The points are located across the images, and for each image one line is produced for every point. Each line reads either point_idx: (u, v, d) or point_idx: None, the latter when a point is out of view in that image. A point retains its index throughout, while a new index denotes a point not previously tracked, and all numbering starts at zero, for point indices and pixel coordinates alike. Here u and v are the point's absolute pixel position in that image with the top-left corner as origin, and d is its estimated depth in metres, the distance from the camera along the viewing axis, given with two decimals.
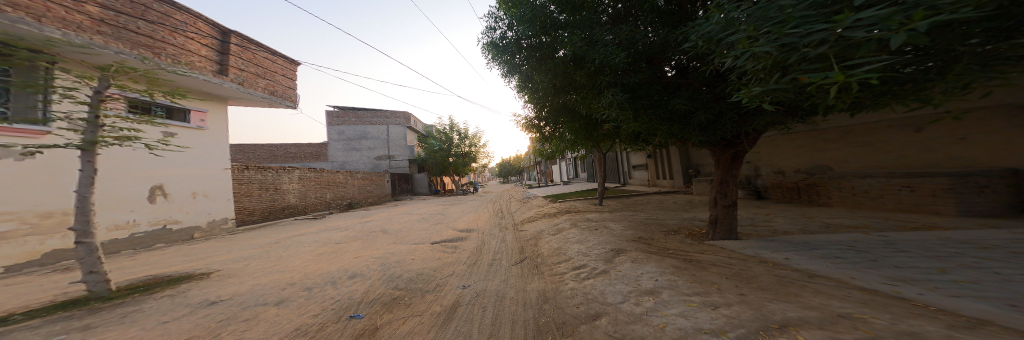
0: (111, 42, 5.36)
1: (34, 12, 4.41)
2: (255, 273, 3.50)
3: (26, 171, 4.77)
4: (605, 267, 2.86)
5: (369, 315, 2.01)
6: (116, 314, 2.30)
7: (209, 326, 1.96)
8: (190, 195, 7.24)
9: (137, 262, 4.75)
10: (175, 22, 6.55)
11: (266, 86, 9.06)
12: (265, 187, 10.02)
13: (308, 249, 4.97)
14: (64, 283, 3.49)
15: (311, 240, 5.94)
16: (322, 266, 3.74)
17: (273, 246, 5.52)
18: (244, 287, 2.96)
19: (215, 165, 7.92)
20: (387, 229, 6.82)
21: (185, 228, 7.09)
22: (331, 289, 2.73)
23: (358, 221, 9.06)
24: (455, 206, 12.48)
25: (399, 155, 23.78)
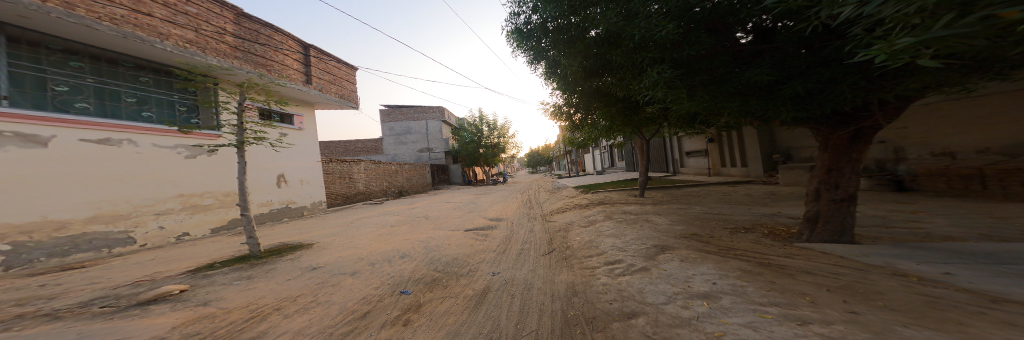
0: (241, 64, 7.14)
1: (201, 46, 6.30)
2: (337, 247, 4.31)
3: (214, 163, 6.93)
4: (648, 263, 2.65)
5: (414, 293, 2.28)
6: (258, 270, 3.15)
7: (310, 286, 2.52)
8: (299, 182, 9.22)
9: (271, 232, 6.38)
10: (275, 42, 8.20)
11: (336, 90, 10.69)
12: (341, 177, 12.02)
13: (370, 230, 5.84)
14: (224, 245, 4.86)
15: (374, 222, 6.96)
16: (382, 244, 4.40)
17: (348, 225, 6.72)
18: (331, 257, 3.68)
19: (311, 158, 9.82)
20: (428, 216, 7.52)
21: (298, 207, 9.13)
22: (393, 265, 3.19)
23: (407, 207, 10.17)
24: (486, 195, 12.99)
25: (436, 148, 25.61)
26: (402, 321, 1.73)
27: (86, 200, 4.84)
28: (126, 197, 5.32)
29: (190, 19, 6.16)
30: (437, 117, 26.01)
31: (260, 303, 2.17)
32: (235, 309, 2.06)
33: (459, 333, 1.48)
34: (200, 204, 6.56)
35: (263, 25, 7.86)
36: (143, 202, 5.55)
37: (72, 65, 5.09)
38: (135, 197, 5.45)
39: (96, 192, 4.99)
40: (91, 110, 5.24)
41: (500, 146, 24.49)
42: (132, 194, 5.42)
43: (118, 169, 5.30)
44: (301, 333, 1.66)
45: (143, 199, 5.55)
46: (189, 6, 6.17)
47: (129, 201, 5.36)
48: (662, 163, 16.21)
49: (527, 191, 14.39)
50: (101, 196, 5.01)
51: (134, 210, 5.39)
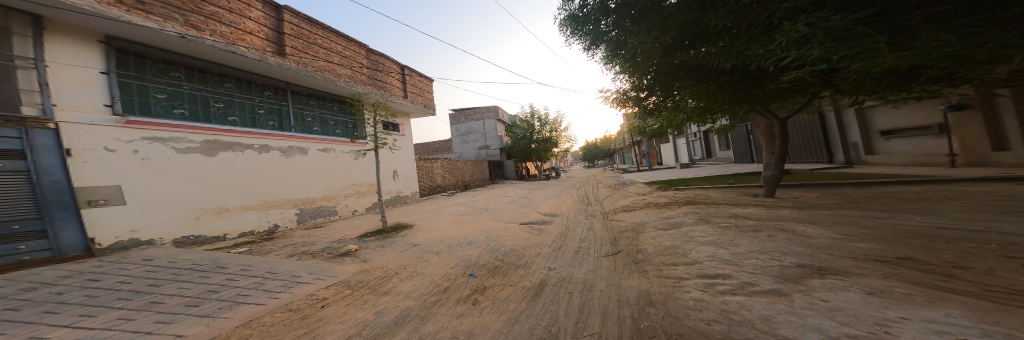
0: (371, 87, 9.59)
1: (352, 78, 8.84)
2: (423, 231, 5.15)
3: (370, 161, 9.84)
4: (765, 277, 2.00)
5: (480, 276, 2.51)
6: (373, 246, 4.12)
7: (405, 263, 3.10)
8: (404, 176, 11.58)
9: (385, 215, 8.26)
10: (386, 67, 10.50)
11: (422, 101, 12.64)
12: (423, 173, 14.24)
13: (442, 218, 6.73)
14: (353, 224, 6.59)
15: (448, 211, 8.00)
16: (455, 230, 5.04)
17: (431, 212, 8.08)
18: (419, 239, 4.43)
19: (410, 157, 12.04)
20: (488, 207, 8.07)
21: (405, 196, 11.53)
22: (465, 250, 3.60)
23: (471, 199, 11.20)
24: (540, 190, 12.89)
25: (491, 145, 26.68)
26: (470, 301, 1.95)
27: (321, 186, 7.93)
28: (335, 184, 8.39)
29: (348, 61, 8.81)
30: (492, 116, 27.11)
31: (376, 273, 2.83)
32: (357, 276, 2.79)
33: (519, 322, 1.53)
34: (364, 189, 9.53)
35: (380, 55, 10.22)
36: (341, 188, 8.63)
37: (312, 103, 8.57)
38: (338, 184, 8.51)
39: (323, 181, 8.04)
40: (319, 131, 8.68)
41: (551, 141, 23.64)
42: (337, 182, 8.49)
43: (330, 166, 8.36)
44: (405, 298, 2.10)
45: (342, 186, 8.62)
46: (346, 50, 8.81)
47: (337, 187, 8.44)
48: (817, 150, 11.09)
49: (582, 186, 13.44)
50: (325, 184, 8.08)
51: (338, 192, 8.48)
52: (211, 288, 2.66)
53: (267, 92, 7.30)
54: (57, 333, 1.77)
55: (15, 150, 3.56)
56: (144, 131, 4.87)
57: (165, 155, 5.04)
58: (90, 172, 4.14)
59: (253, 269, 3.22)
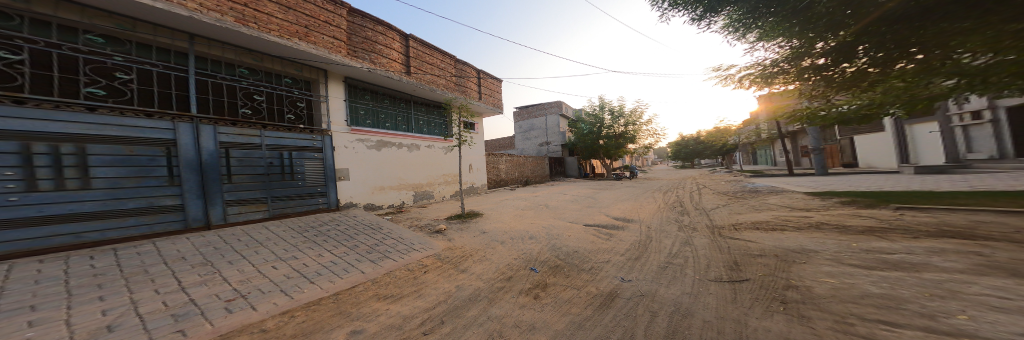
0: (447, 90, 10.07)
1: (433, 82, 9.48)
2: (484, 225, 5.40)
3: (473, 152, 12.18)
4: (914, 307, 1.57)
5: (541, 272, 2.63)
6: (456, 228, 5.26)
7: (469, 259, 3.29)
8: (475, 169, 12.33)
9: (439, 205, 8.95)
10: (462, 71, 11.08)
11: (492, 101, 12.76)
12: None
13: (503, 212, 6.95)
14: (416, 214, 7.17)
15: (505, 205, 8.18)
16: (522, 222, 5.45)
17: (497, 203, 8.76)
18: (484, 234, 4.67)
19: (481, 153, 12.67)
20: (549, 204, 8.01)
21: (475, 187, 12.23)
22: (529, 245, 3.76)
23: (530, 194, 11.28)
24: (606, 191, 11.77)
25: (554, 141, 24.73)
26: (532, 294, 2.07)
27: (422, 176, 9.34)
28: (433, 173, 9.80)
29: (444, 72, 10.08)
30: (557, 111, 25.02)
31: (456, 253, 3.69)
32: (444, 252, 3.77)
33: (584, 329, 1.49)
34: (453, 176, 10.78)
35: (458, 61, 10.90)
36: (437, 176, 10.02)
37: (418, 109, 9.93)
38: (434, 174, 9.89)
39: (423, 172, 9.40)
40: (422, 130, 10.04)
41: (621, 137, 20.70)
42: (434, 172, 9.90)
43: (433, 158, 9.93)
44: (476, 279, 2.58)
45: (436, 175, 9.93)
46: (429, 56, 9.48)
47: (433, 175, 9.83)
48: None
49: (650, 189, 12.16)
50: (426, 175, 9.51)
51: (433, 181, 9.79)
52: (372, 246, 4.12)
53: (399, 104, 9.15)
54: (301, 267, 3.20)
55: (320, 148, 6.54)
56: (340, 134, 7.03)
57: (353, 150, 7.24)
58: (342, 160, 6.98)
59: (391, 233, 4.79)
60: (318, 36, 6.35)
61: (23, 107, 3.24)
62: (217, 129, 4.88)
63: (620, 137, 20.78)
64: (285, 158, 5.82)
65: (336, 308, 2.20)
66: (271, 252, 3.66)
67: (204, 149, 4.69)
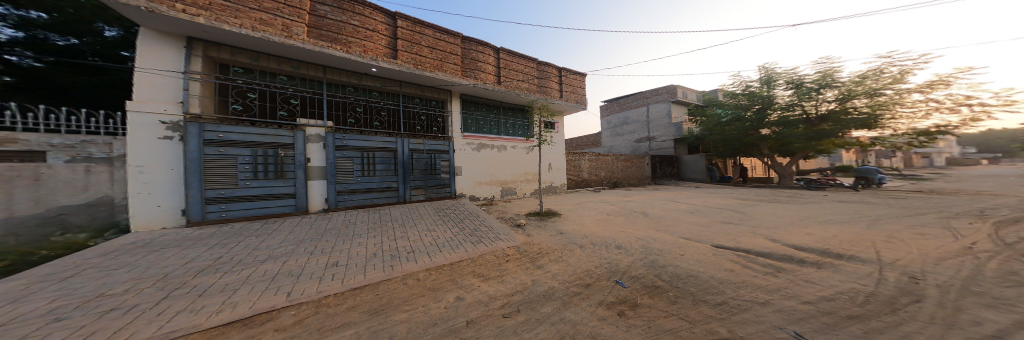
0: (532, 92, 10.39)
1: (520, 87, 9.96)
2: (564, 225, 5.34)
3: (554, 151, 12.05)
4: None
5: (629, 288, 2.30)
6: (534, 225, 5.43)
7: (549, 257, 3.31)
8: (556, 168, 12.20)
9: (525, 201, 9.51)
10: (546, 72, 11.07)
11: (575, 98, 12.08)
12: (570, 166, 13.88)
13: (589, 214, 6.60)
14: (506, 207, 7.98)
15: (591, 207, 7.77)
16: (604, 228, 4.98)
17: (577, 205, 8.43)
18: (562, 234, 4.59)
19: (561, 152, 12.35)
20: (644, 212, 6.89)
21: (554, 186, 12.14)
22: (612, 254, 3.37)
23: (620, 198, 10.10)
24: (733, 201, 8.84)
25: (659, 136, 20.44)
26: (616, 309, 1.85)
27: (507, 174, 10.04)
28: (516, 171, 10.37)
29: (527, 76, 10.29)
30: (669, 98, 20.07)
31: (534, 248, 3.79)
32: (523, 246, 3.93)
33: None
34: (534, 174, 11.02)
35: (544, 64, 11.02)
36: (519, 173, 10.50)
37: (509, 113, 10.69)
38: (517, 171, 10.42)
39: (508, 170, 10.11)
40: (512, 132, 10.72)
41: (808, 123, 13.84)
42: (516, 169, 10.41)
43: (518, 157, 10.50)
44: (551, 277, 2.56)
45: (518, 172, 10.45)
46: (517, 64, 10.04)
47: (516, 172, 10.36)
48: None
49: (809, 203, 8.28)
50: (510, 174, 10.14)
51: (516, 177, 10.35)
52: (477, 228, 4.98)
53: (492, 110, 10.12)
54: (436, 239, 4.31)
55: (447, 149, 8.52)
56: (458, 139, 8.80)
57: (460, 150, 8.83)
58: (457, 160, 8.72)
59: (484, 220, 5.55)
60: (442, 64, 7.95)
61: (363, 134, 6.95)
62: (409, 141, 7.69)
63: (823, 121, 13.55)
64: (435, 158, 8.21)
65: (448, 275, 2.77)
66: (429, 224, 5.28)
67: (405, 154, 7.62)
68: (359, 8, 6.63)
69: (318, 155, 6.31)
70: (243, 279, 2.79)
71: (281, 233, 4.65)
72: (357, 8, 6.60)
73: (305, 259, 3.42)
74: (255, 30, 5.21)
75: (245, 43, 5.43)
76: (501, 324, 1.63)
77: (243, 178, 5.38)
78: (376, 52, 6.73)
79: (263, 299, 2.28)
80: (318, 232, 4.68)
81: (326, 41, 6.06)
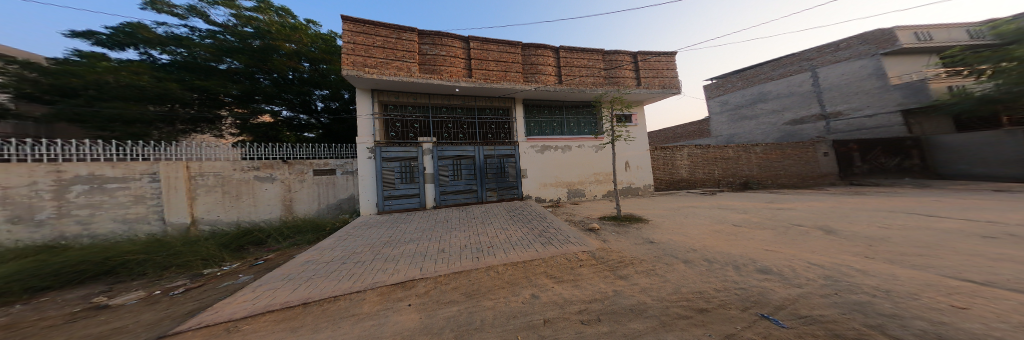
0: (604, 86, 9.52)
1: (587, 82, 9.35)
2: (657, 234, 4.56)
3: (635, 146, 10.52)
4: None
5: (780, 321, 1.61)
6: (610, 231, 4.88)
7: (639, 269, 2.85)
8: (636, 167, 10.56)
9: (601, 204, 8.67)
10: (619, 62, 9.92)
11: (660, 82, 10.16)
12: (664, 164, 12.21)
13: (701, 223, 5.37)
14: (584, 209, 7.59)
15: (705, 214, 6.31)
16: (713, 242, 3.89)
17: (676, 211, 6.93)
18: (645, 244, 3.91)
19: (643, 148, 10.67)
20: (794, 223, 4.97)
21: (635, 188, 10.56)
22: (729, 273, 2.58)
23: (762, 205, 7.48)
24: (1002, 211, 5.12)
25: (851, 112, 13.30)
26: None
27: (574, 175, 9.53)
28: (584, 172, 9.68)
29: (592, 70, 9.50)
30: (878, 49, 12.63)
31: (613, 256, 3.38)
32: (599, 252, 3.58)
33: None
34: (606, 174, 10.02)
35: (615, 53, 9.94)
36: (588, 174, 9.75)
37: (577, 112, 10.18)
38: (585, 172, 9.71)
39: (576, 172, 9.57)
40: (580, 131, 10.15)
41: None
42: (585, 170, 9.71)
43: (587, 157, 9.77)
44: (641, 292, 2.20)
45: (587, 173, 9.72)
46: (585, 60, 9.50)
47: (584, 173, 9.68)
48: None
49: None
50: (578, 175, 9.57)
51: (584, 178, 9.69)
52: (549, 229, 4.92)
53: (556, 111, 9.88)
54: (524, 236, 4.54)
55: (517, 153, 8.87)
56: (524, 142, 9.03)
57: (525, 152, 8.99)
58: (523, 162, 8.93)
59: (551, 222, 5.46)
60: (506, 73, 8.41)
61: (455, 146, 8.16)
62: (484, 148, 8.47)
63: None
64: (505, 162, 8.70)
65: (524, 273, 2.87)
66: (515, 223, 5.62)
67: (482, 160, 8.43)
68: (442, 40, 7.92)
69: (431, 163, 7.89)
70: (400, 253, 3.83)
71: (408, 223, 6.00)
72: (443, 40, 7.93)
73: (430, 243, 4.33)
74: (396, 75, 7.05)
75: (390, 86, 7.36)
76: (579, 328, 1.56)
77: (398, 182, 7.53)
78: (457, 74, 7.85)
79: (413, 270, 3.05)
80: (430, 224, 5.80)
81: (429, 74, 7.55)
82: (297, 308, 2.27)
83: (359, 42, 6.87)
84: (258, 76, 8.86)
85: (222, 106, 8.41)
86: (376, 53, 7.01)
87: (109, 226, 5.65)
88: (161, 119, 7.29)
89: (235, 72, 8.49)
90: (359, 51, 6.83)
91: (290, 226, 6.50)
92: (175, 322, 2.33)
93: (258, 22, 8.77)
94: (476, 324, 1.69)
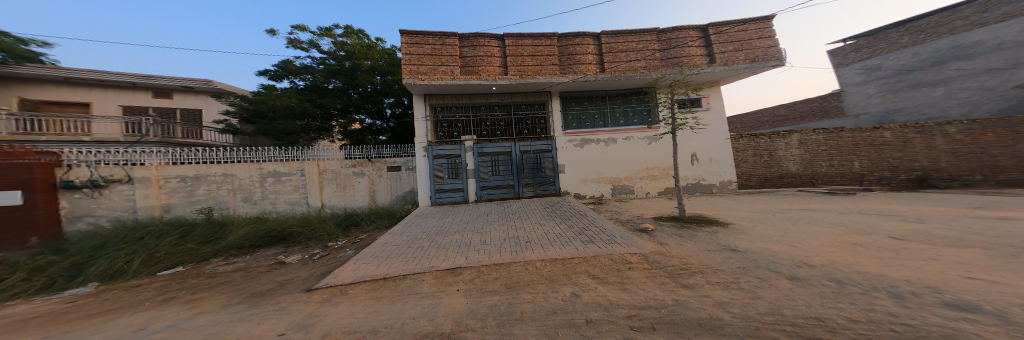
0: (664, 68, 8.25)
1: (642, 66, 8.25)
2: (737, 241, 3.72)
3: (708, 134, 8.75)
4: None
5: None
6: (669, 233, 4.25)
7: (717, 281, 2.38)
8: (709, 160, 8.80)
9: (661, 202, 7.57)
10: (681, 39, 8.49)
11: (746, 56, 8.14)
12: (760, 154, 10.08)
13: (825, 230, 4.18)
14: (652, 206, 6.82)
15: (831, 219, 4.89)
16: (845, 259, 2.89)
17: (777, 215, 5.46)
18: (716, 252, 3.27)
19: (721, 136, 8.77)
20: (999, 240, 3.33)
21: (707, 184, 8.83)
22: (870, 296, 1.89)
23: (964, 212, 5.09)
24: None
25: None
26: None
27: (620, 171, 8.68)
28: (632, 167, 8.72)
29: (643, 53, 8.36)
30: None
31: (672, 261, 2.94)
32: (653, 255, 3.16)
33: None
34: (661, 167, 8.85)
35: (675, 30, 8.58)
36: (637, 169, 8.75)
37: (629, 100, 9.10)
38: (634, 166, 8.73)
39: (623, 167, 8.70)
40: (632, 121, 9.05)
41: None
42: (634, 165, 8.74)
43: (637, 150, 8.74)
44: (714, 306, 1.84)
45: (636, 168, 8.73)
46: (636, 43, 8.45)
47: (632, 168, 8.72)
48: None
49: None
50: (624, 170, 8.68)
51: (634, 173, 8.72)
52: (593, 227, 4.58)
53: (600, 102, 9.05)
54: (566, 233, 4.35)
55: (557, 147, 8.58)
56: (563, 137, 8.64)
57: (563, 146, 8.60)
58: (559, 157, 8.58)
59: (592, 220, 5.09)
60: (542, 67, 8.17)
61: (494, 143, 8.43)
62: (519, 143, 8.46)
63: None
64: (540, 157, 8.52)
65: (563, 270, 2.77)
66: (559, 219, 5.43)
67: (518, 156, 8.44)
68: (481, 40, 8.21)
69: (471, 159, 8.36)
70: (450, 243, 4.20)
71: (460, 215, 6.54)
72: (482, 41, 8.21)
73: (475, 235, 4.61)
74: (441, 79, 7.60)
75: (438, 90, 8.05)
76: (627, 333, 1.42)
77: (445, 177, 8.24)
78: (493, 73, 8.03)
79: (461, 259, 3.32)
80: (475, 217, 6.17)
81: (469, 75, 7.91)
82: (377, 281, 2.78)
83: (412, 52, 7.65)
84: (350, 91, 10.92)
85: (332, 118, 10.76)
86: (425, 60, 7.68)
87: (288, 205, 8.07)
88: (305, 130, 10.43)
89: (338, 89, 10.81)
90: (413, 60, 7.61)
91: (376, 212, 7.94)
92: (316, 280, 3.20)
93: (348, 46, 10.90)
94: (517, 315, 1.74)
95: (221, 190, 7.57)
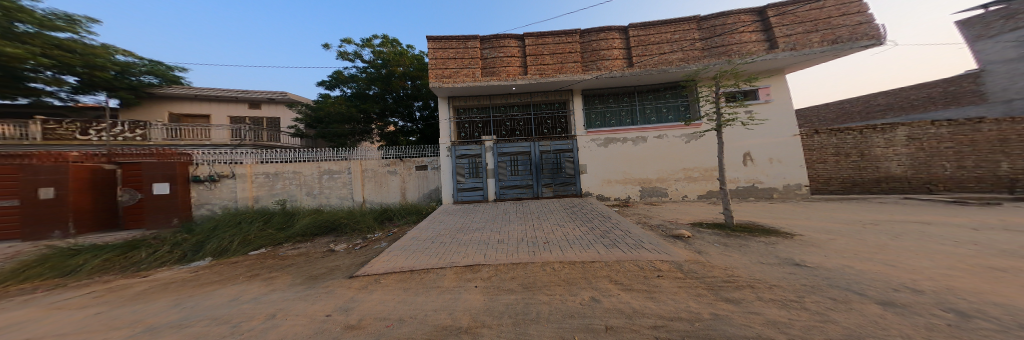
0: (710, 58, 7.35)
1: (683, 58, 7.51)
2: (801, 254, 3.15)
3: (766, 131, 7.57)
4: None
5: None
6: (711, 241, 3.79)
7: (770, 297, 2.03)
8: (768, 161, 7.60)
9: (704, 206, 6.77)
10: (730, 25, 7.58)
11: (823, 37, 6.84)
12: (845, 153, 8.23)
13: (942, 249, 3.29)
14: (696, 211, 6.12)
15: (949, 236, 3.83)
16: (977, 287, 2.22)
17: (868, 227, 4.45)
18: (773, 265, 2.80)
19: (786, 132, 7.51)
20: None
21: (766, 188, 7.64)
22: (1008, 334, 1.42)
23: None
24: None
25: None
26: None
27: (654, 172, 8.00)
28: (665, 168, 7.99)
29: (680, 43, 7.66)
30: None
31: (712, 272, 2.61)
32: (689, 264, 2.84)
33: None
34: (704, 168, 7.93)
35: (722, 17, 7.74)
36: (671, 170, 8.01)
37: (665, 95, 8.31)
38: (668, 167, 7.99)
39: (655, 168, 8.02)
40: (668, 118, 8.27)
41: None
42: (668, 166, 7.99)
43: (674, 150, 7.98)
44: (763, 324, 1.58)
45: (671, 169, 7.99)
46: (675, 33, 7.76)
47: (665, 169, 8.00)
48: None
49: None
50: (657, 172, 7.99)
51: (669, 175, 7.99)
52: (617, 230, 4.30)
53: (629, 98, 8.46)
54: (586, 235, 4.17)
55: (580, 147, 8.24)
56: (586, 136, 8.26)
57: (586, 146, 8.23)
58: (581, 158, 8.24)
59: (617, 223, 4.78)
60: (563, 65, 7.97)
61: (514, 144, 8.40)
62: (540, 143, 8.31)
63: None
64: (561, 157, 8.27)
65: (582, 273, 2.65)
66: (582, 220, 5.22)
67: (538, 155, 8.32)
68: (502, 42, 8.36)
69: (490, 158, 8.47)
70: (469, 240, 4.31)
71: (485, 213, 6.69)
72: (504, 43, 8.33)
73: (494, 234, 4.68)
74: (464, 81, 7.80)
75: (463, 92, 8.31)
76: None
77: (467, 176, 8.46)
78: (514, 73, 8.01)
79: (480, 256, 3.39)
80: (494, 216, 6.24)
81: (490, 76, 8.01)
82: (406, 272, 2.99)
83: (438, 57, 8.05)
84: (386, 96, 11.95)
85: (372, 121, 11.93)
86: (451, 64, 8.03)
87: (339, 199, 9.16)
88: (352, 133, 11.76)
89: (376, 95, 11.91)
90: (440, 65, 8.01)
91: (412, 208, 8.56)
92: (356, 268, 3.57)
93: (384, 54, 11.92)
94: (532, 315, 1.71)
95: (292, 185, 8.93)
